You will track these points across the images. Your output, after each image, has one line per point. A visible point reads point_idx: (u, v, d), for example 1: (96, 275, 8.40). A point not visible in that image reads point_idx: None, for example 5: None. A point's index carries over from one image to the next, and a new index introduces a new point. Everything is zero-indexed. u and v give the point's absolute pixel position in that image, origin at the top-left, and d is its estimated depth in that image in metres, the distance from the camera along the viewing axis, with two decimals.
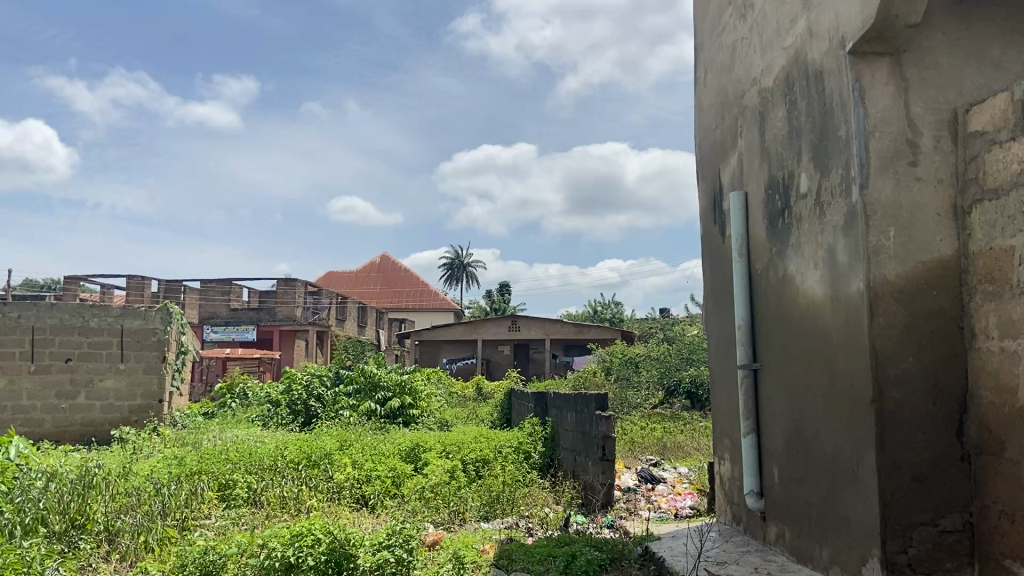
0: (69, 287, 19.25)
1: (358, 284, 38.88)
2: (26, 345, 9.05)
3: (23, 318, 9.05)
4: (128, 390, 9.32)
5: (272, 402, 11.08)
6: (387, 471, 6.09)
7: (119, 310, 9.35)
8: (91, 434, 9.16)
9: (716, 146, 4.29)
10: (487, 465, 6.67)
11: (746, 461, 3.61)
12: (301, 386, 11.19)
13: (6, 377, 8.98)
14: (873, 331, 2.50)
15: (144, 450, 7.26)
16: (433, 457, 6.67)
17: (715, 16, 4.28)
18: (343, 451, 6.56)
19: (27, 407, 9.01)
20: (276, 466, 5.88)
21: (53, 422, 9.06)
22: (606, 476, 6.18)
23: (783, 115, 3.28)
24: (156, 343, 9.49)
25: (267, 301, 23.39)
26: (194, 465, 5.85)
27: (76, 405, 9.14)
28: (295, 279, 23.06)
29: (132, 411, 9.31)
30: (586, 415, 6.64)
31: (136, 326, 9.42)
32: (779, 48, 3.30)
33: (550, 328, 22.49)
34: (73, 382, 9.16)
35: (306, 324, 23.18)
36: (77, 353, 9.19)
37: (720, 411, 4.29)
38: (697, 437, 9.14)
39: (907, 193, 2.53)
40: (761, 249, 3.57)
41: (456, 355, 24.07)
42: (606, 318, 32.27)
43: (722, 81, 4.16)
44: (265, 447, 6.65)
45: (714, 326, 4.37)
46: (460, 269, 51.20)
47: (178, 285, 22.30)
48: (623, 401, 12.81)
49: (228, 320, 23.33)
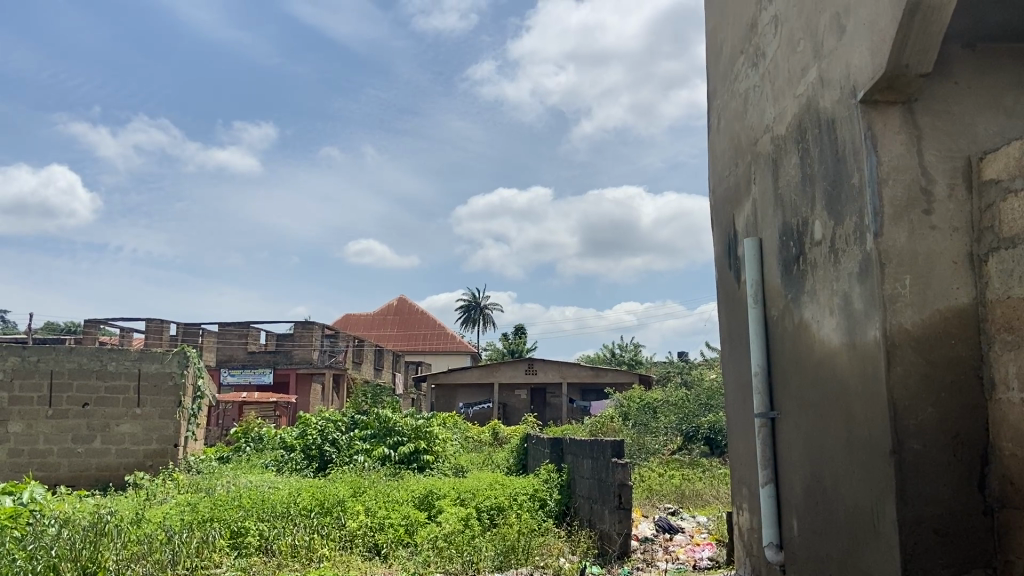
0: (89, 330, 19.50)
1: (375, 327, 39.07)
2: (44, 390, 9.13)
3: (42, 362, 9.15)
4: (143, 434, 9.31)
5: (286, 446, 11.05)
6: (401, 519, 6.02)
7: (137, 354, 9.43)
8: (106, 480, 9.17)
9: (730, 192, 4.30)
10: (501, 513, 6.59)
11: (764, 511, 3.54)
12: (315, 431, 11.17)
13: (24, 421, 9.06)
14: (890, 380, 2.46)
15: (157, 495, 7.25)
16: (447, 504, 6.60)
17: (726, 65, 4.32)
18: (356, 498, 6.51)
19: (44, 451, 9.06)
20: (289, 514, 5.84)
21: (69, 467, 9.08)
22: (622, 525, 6.09)
23: (796, 162, 3.28)
24: (173, 388, 9.50)
25: (284, 344, 23.54)
26: (207, 512, 5.82)
27: (92, 450, 9.16)
28: (312, 323, 23.23)
29: (147, 456, 9.29)
30: (601, 462, 6.58)
31: (153, 370, 9.46)
32: (791, 96, 3.32)
33: (566, 371, 22.43)
34: (90, 427, 9.19)
35: (322, 367, 23.26)
36: (95, 398, 9.24)
37: (737, 458, 4.23)
38: (717, 485, 8.99)
39: (922, 242, 2.51)
40: (776, 295, 3.54)
41: (472, 399, 23.97)
42: (623, 362, 32.15)
43: (735, 127, 4.18)
44: (278, 493, 6.62)
45: (730, 372, 4.32)
46: (477, 311, 51.32)
47: (197, 328, 22.54)
48: (640, 447, 12.68)
49: (245, 363, 23.47)
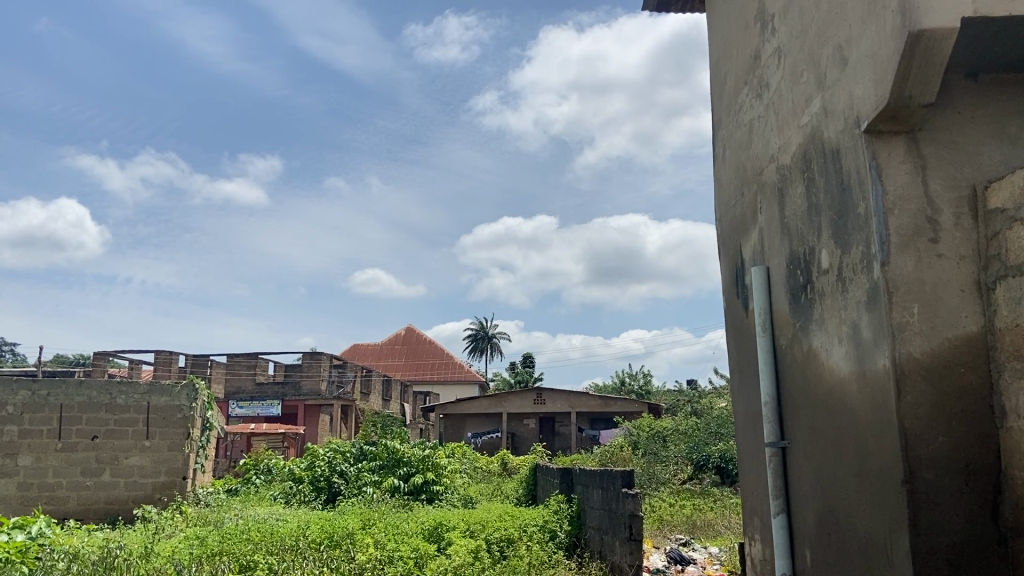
0: (98, 363, 19.62)
1: (384, 357, 39.08)
2: (53, 423, 9.16)
3: (52, 396, 9.17)
4: (152, 467, 9.30)
5: (294, 479, 11.00)
6: (410, 551, 5.94)
7: (146, 386, 9.46)
8: (115, 513, 9.13)
9: (737, 221, 4.31)
10: (512, 544, 6.54)
11: (777, 542, 3.51)
12: (324, 462, 11.15)
13: (34, 454, 9.07)
14: (901, 410, 2.46)
15: (166, 529, 7.21)
16: (456, 536, 6.53)
17: (731, 95, 4.34)
18: (366, 530, 6.48)
19: (53, 484, 9.06)
20: (297, 547, 5.82)
21: (78, 500, 9.07)
22: (634, 557, 6.03)
23: (802, 191, 3.30)
24: (182, 420, 9.49)
25: (292, 375, 23.57)
26: (216, 546, 5.79)
27: (101, 483, 9.15)
28: (320, 353, 23.31)
29: (156, 489, 9.27)
30: (612, 492, 6.51)
31: (162, 403, 9.48)
32: (796, 126, 3.35)
33: (575, 401, 22.34)
34: (99, 460, 9.20)
35: (330, 398, 23.23)
36: (104, 431, 9.26)
37: (749, 488, 4.20)
38: (728, 515, 8.90)
39: (929, 270, 2.52)
40: (784, 323, 3.55)
41: (481, 429, 23.89)
42: (632, 391, 32.02)
43: (740, 157, 4.20)
44: (287, 526, 6.56)
45: (740, 400, 4.30)
46: (485, 340, 51.30)
47: (205, 360, 22.63)
48: (651, 476, 12.59)
49: (253, 395, 23.53)
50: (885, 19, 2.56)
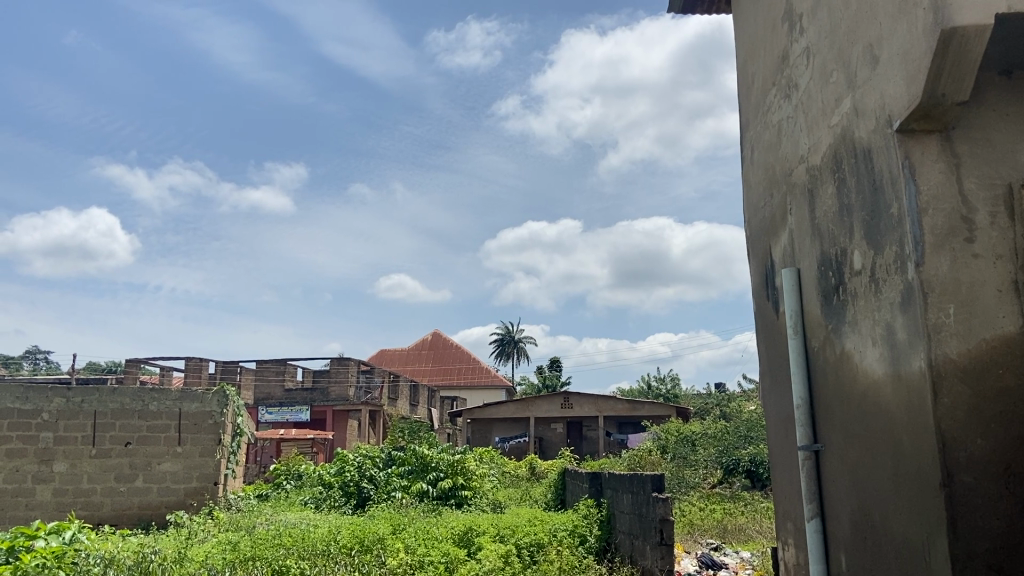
0: (131, 370, 19.92)
1: (411, 362, 39.25)
2: (87, 430, 9.30)
3: (86, 403, 9.33)
4: (185, 473, 9.42)
5: (324, 483, 11.09)
6: (441, 556, 5.95)
7: (178, 393, 9.60)
8: (148, 518, 9.25)
9: (766, 223, 4.28)
10: (541, 549, 6.53)
11: (811, 546, 3.47)
12: (353, 467, 11.23)
13: (68, 461, 9.21)
14: (938, 412, 2.43)
15: (199, 534, 7.29)
16: (486, 541, 6.54)
17: (759, 96, 4.31)
18: (396, 535, 6.50)
19: (88, 490, 9.20)
20: (329, 552, 5.85)
21: (112, 506, 9.20)
22: (665, 562, 6.01)
23: (832, 191, 3.27)
24: (213, 426, 9.61)
25: (320, 381, 23.75)
26: (248, 551, 5.83)
27: (134, 489, 9.28)
28: (347, 359, 23.48)
29: (188, 494, 9.38)
30: (642, 497, 6.48)
31: (193, 410, 9.60)
32: (825, 127, 3.32)
33: (603, 405, 22.25)
34: (132, 466, 9.32)
35: (358, 404, 23.38)
36: (137, 437, 9.39)
37: (781, 491, 4.16)
38: (759, 519, 8.83)
39: (965, 271, 2.48)
40: (816, 326, 3.51)
41: (509, 433, 23.89)
42: (660, 395, 31.81)
43: (769, 157, 4.17)
44: (318, 531, 6.61)
45: (772, 404, 4.27)
46: (511, 344, 51.30)
47: (235, 367, 22.89)
48: (681, 480, 12.49)
49: (282, 401, 23.74)
50: (917, 18, 2.53)
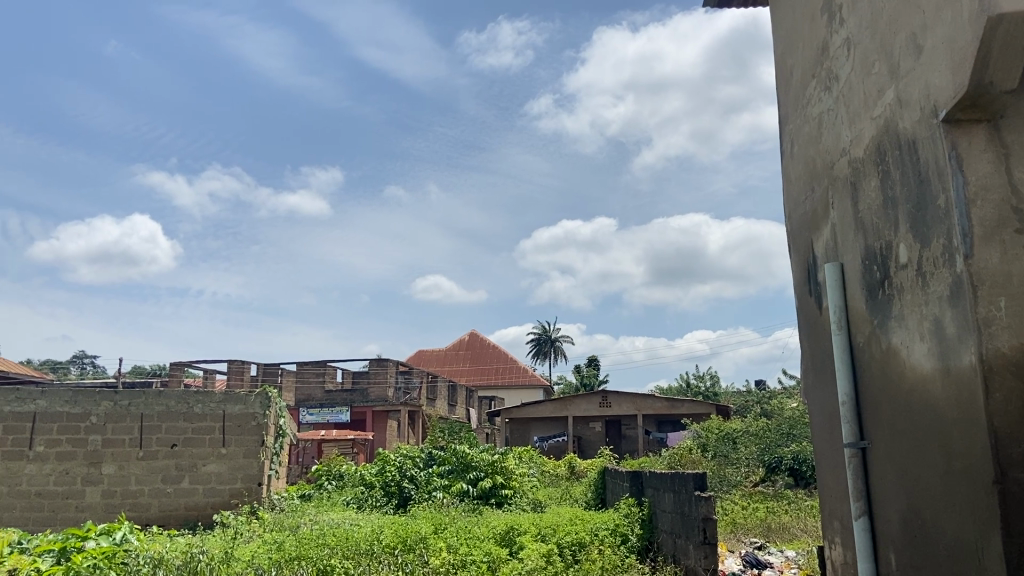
0: (175, 373, 20.33)
1: (448, 362, 39.45)
2: (135, 432, 9.51)
3: (133, 406, 9.54)
4: (229, 474, 9.58)
5: (365, 483, 11.19)
6: (482, 556, 5.96)
7: (221, 396, 9.76)
8: (194, 519, 9.42)
9: (808, 217, 4.22)
10: (583, 548, 6.51)
11: (858, 545, 3.42)
12: (394, 467, 11.32)
13: (116, 463, 9.42)
14: (990, 407, 2.37)
15: (245, 534, 7.41)
16: (527, 540, 6.54)
17: (799, 89, 4.26)
18: (438, 535, 6.54)
19: (135, 492, 9.40)
20: (372, 551, 5.91)
21: (159, 507, 9.39)
22: (709, 561, 5.97)
23: (876, 184, 3.22)
24: (256, 428, 9.76)
25: (360, 381, 24.00)
26: (293, 550, 5.91)
27: (181, 490, 9.46)
28: (386, 360, 23.68)
29: (233, 495, 9.54)
30: (684, 496, 6.43)
31: (237, 411, 9.76)
32: (868, 118, 3.27)
33: (641, 404, 22.14)
34: (178, 468, 9.51)
35: (397, 404, 23.58)
36: (182, 439, 9.57)
37: (827, 489, 4.10)
38: (804, 518, 8.70)
39: (1016, 264, 2.43)
40: (861, 321, 3.46)
41: (548, 432, 23.88)
42: (700, 393, 31.54)
43: (810, 151, 4.11)
44: (361, 530, 6.68)
45: (816, 401, 4.21)
46: (548, 344, 51.27)
47: (276, 369, 23.23)
48: (722, 479, 12.37)
49: (323, 402, 24.03)
50: (962, 5, 2.48)
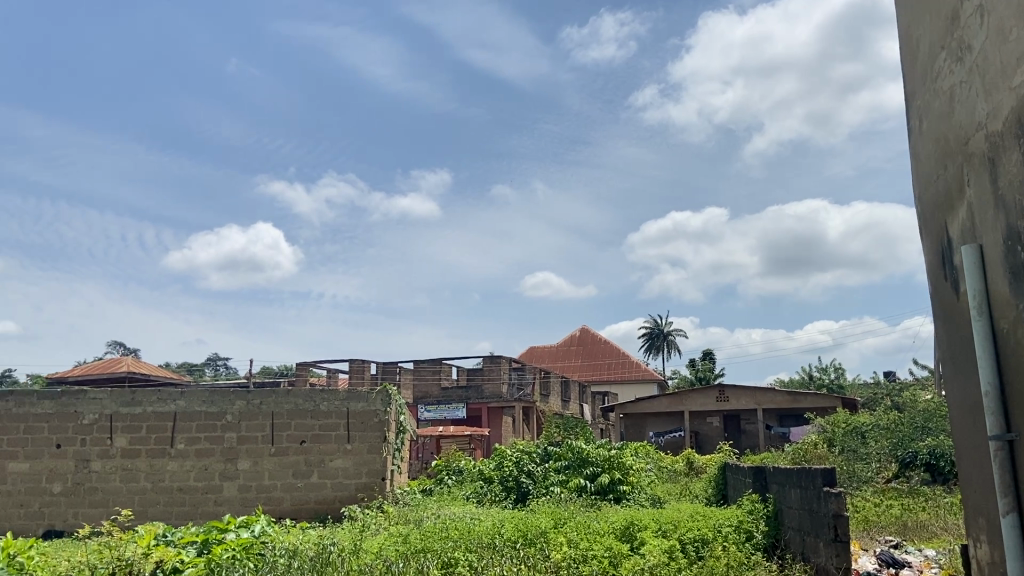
0: (301, 373, 21.31)
1: (560, 358, 39.55)
2: (266, 430, 10.02)
3: (265, 405, 10.06)
4: (355, 469, 9.95)
5: (484, 478, 11.37)
6: (604, 551, 5.96)
7: (345, 394, 10.14)
8: (324, 512, 9.85)
9: (941, 197, 3.99)
10: (707, 545, 6.39)
11: (1008, 545, 3.21)
12: (511, 462, 11.45)
13: (251, 459, 9.96)
14: None
15: (372, 527, 7.68)
16: (649, 536, 6.48)
17: (927, 61, 4.02)
18: (558, 529, 6.58)
19: (270, 486, 9.91)
20: (493, 545, 6.00)
21: (291, 500, 9.87)
22: (840, 559, 5.76)
23: (1017, 159, 3.01)
24: (378, 424, 10.09)
25: (475, 378, 24.42)
26: (418, 543, 6.08)
27: (311, 484, 9.90)
28: (499, 357, 23.99)
29: (359, 489, 9.91)
30: (812, 492, 6.21)
31: (360, 409, 10.12)
32: (1006, 89, 3.05)
33: (762, 398, 21.51)
34: (308, 463, 9.95)
35: (512, 401, 23.84)
36: (310, 436, 10.01)
37: (970, 484, 3.86)
38: (944, 515, 8.22)
39: None
40: (1005, 306, 3.24)
41: (664, 428, 23.55)
42: (823, 386, 30.31)
43: (942, 126, 3.88)
44: (483, 524, 6.80)
45: (955, 391, 3.97)
46: (661, 338, 50.55)
47: (394, 367, 23.94)
48: (851, 475, 11.85)
49: (440, 399, 24.59)
50: None
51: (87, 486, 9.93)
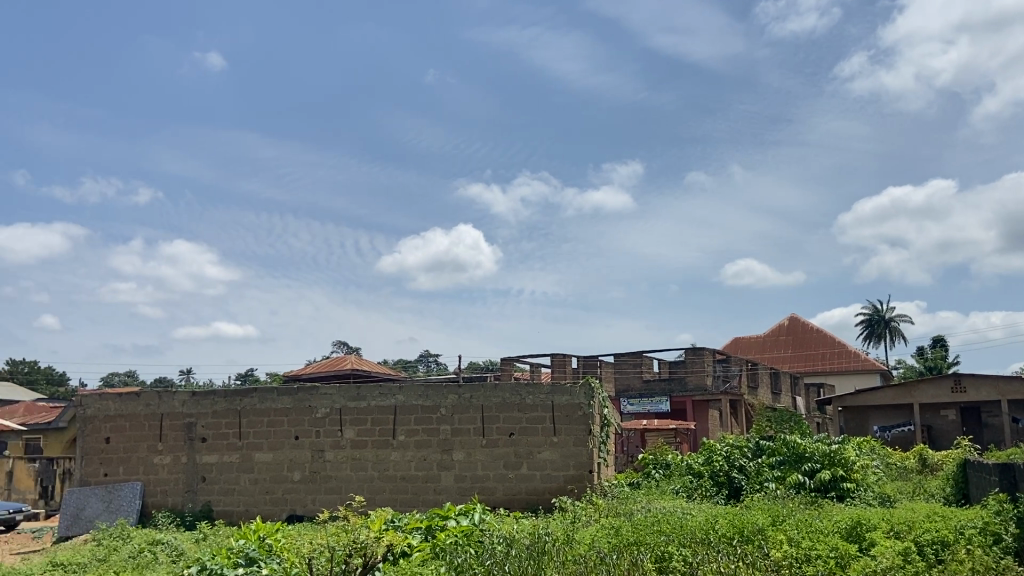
0: (507, 368, 22.01)
1: (768, 349, 37.87)
2: (478, 422, 10.44)
3: (474, 398, 10.49)
4: (562, 461, 10.12)
5: (694, 473, 11.13)
6: (828, 550, 5.63)
7: (549, 387, 10.33)
8: (535, 502, 10.10)
9: None
10: (948, 548, 5.83)
11: None
12: (721, 457, 11.12)
13: (465, 450, 10.43)
14: None
15: (583, 519, 7.76)
16: (879, 537, 6.04)
17: None
18: (778, 527, 6.29)
19: (483, 477, 10.33)
20: (709, 540, 5.86)
21: (503, 491, 10.22)
22: None
23: None
24: (583, 417, 10.17)
25: (678, 371, 23.99)
26: (631, 536, 6.07)
27: (521, 475, 10.20)
28: (703, 349, 23.38)
29: (567, 481, 10.08)
30: None
31: (564, 402, 10.26)
32: None
33: (1006, 388, 19.33)
34: (517, 454, 10.26)
35: (718, 394, 23.17)
36: (519, 429, 10.31)
37: None
38: None
39: None
40: None
41: (889, 421, 21.83)
42: None
43: None
44: (695, 519, 6.66)
45: None
46: (881, 325, 46.91)
47: (596, 361, 24.06)
48: None
49: (643, 392, 24.42)
50: None
51: (323, 474, 10.87)
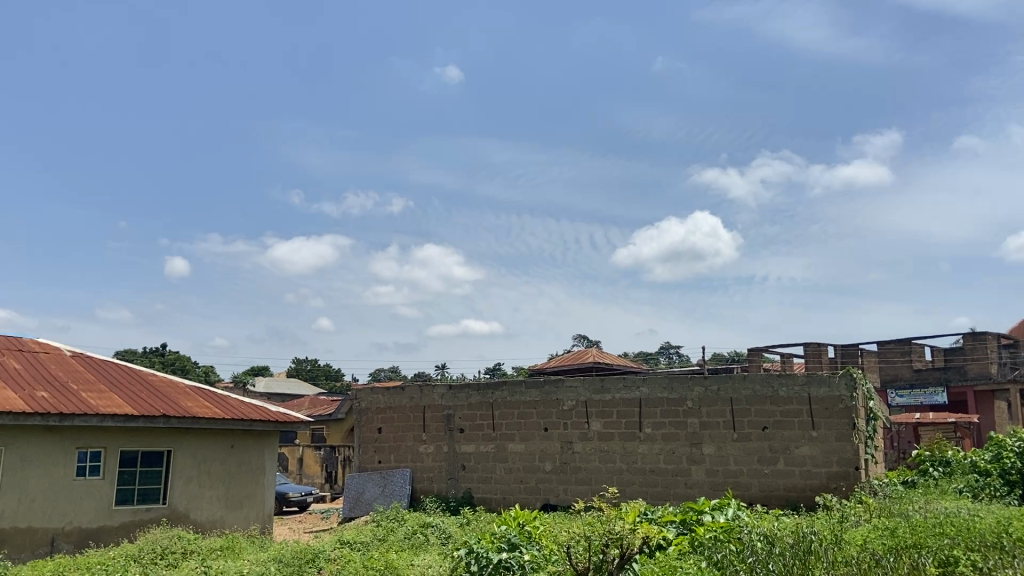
0: (756, 359, 21.16)
1: None
2: (727, 416, 10.14)
3: (723, 391, 10.20)
4: (824, 457, 9.55)
5: (981, 471, 9.97)
6: None
7: (805, 378, 9.77)
8: (795, 500, 9.62)
9: None
10: None
11: None
12: (1014, 453, 9.85)
13: (716, 444, 10.18)
14: None
15: (851, 518, 7.24)
16: None
17: None
18: None
19: (736, 472, 10.01)
20: (1004, 545, 5.21)
21: (759, 487, 9.84)
22: None
23: None
24: (844, 411, 9.51)
25: (954, 359, 21.60)
26: (908, 538, 5.56)
27: (778, 471, 9.76)
28: (984, 333, 20.85)
29: (830, 478, 9.49)
30: None
31: (822, 394, 9.65)
32: None
33: None
34: (772, 449, 9.83)
35: (1005, 382, 20.63)
36: (773, 423, 9.87)
37: None
38: None
39: None
40: None
41: None
42: None
43: None
44: (985, 522, 5.96)
45: None
46: None
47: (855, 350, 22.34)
48: None
49: (913, 382, 22.35)
50: None
51: (572, 465, 11.13)
